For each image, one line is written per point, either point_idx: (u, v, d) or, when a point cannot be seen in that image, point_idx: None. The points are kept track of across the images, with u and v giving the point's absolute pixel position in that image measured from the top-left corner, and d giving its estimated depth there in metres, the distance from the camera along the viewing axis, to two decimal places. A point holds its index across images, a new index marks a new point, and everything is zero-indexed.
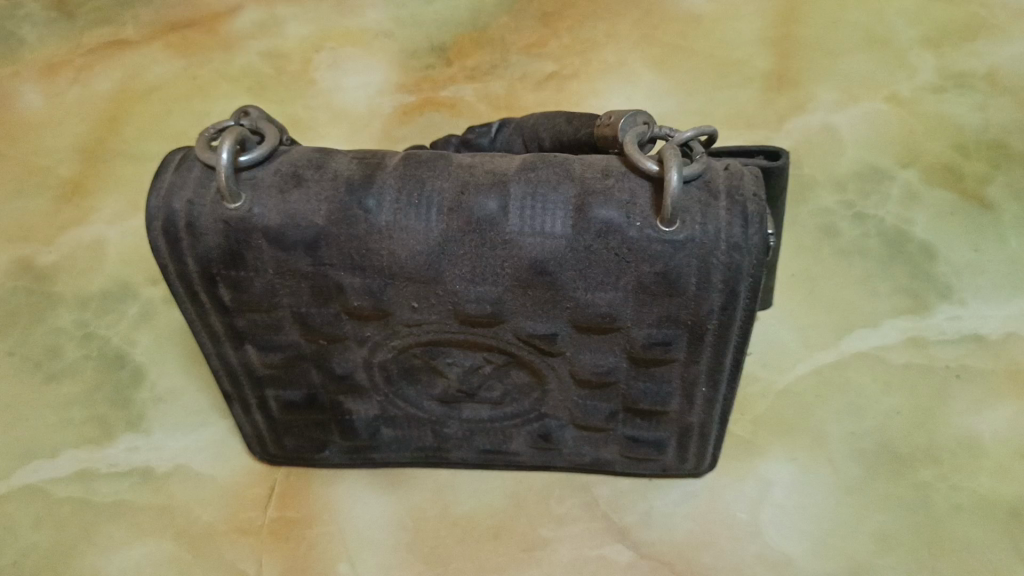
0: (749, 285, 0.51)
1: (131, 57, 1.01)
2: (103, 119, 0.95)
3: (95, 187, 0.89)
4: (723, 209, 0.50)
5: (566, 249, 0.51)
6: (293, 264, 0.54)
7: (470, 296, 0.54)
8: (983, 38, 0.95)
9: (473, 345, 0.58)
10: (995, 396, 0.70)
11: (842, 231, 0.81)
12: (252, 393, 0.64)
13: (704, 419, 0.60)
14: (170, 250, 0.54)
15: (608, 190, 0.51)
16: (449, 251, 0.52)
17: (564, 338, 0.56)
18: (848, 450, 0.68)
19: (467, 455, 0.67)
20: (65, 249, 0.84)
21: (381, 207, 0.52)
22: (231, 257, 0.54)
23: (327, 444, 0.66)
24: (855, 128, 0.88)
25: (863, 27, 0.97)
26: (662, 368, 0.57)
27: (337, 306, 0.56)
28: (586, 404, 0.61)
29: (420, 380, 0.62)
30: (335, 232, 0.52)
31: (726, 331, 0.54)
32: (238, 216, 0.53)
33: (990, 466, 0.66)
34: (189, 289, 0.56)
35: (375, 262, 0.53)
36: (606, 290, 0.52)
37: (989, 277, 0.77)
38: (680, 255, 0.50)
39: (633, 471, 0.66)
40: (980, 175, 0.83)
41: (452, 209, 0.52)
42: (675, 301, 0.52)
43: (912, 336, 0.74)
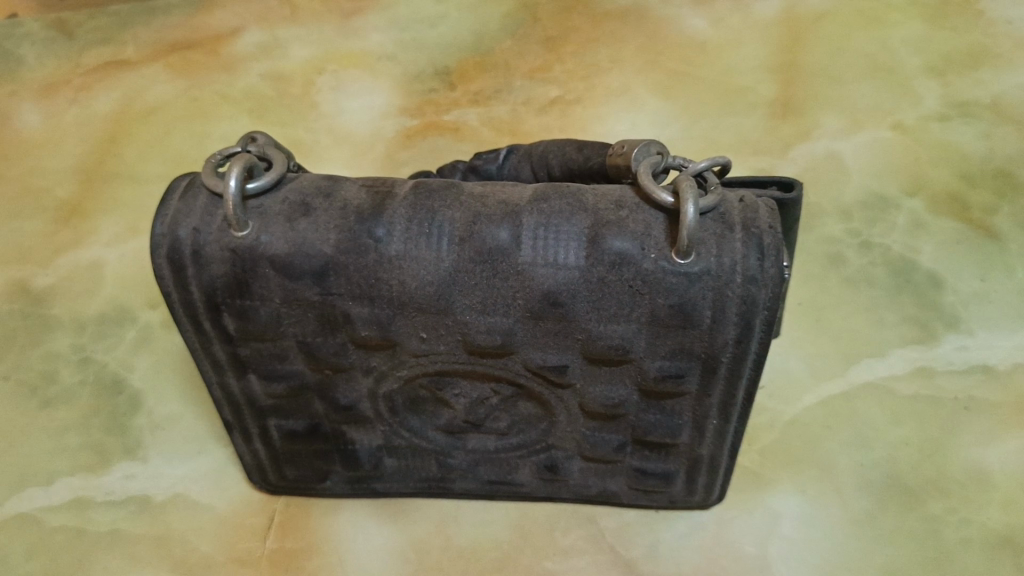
0: (765, 320, 0.51)
1: (132, 77, 1.00)
2: (102, 139, 0.94)
3: (93, 208, 0.88)
4: (740, 242, 0.50)
5: (579, 281, 0.51)
6: (300, 293, 0.53)
7: (480, 327, 0.53)
8: (986, 67, 0.95)
9: (481, 376, 0.57)
10: (1004, 427, 0.69)
11: (848, 260, 0.80)
12: (254, 423, 0.62)
13: (715, 453, 0.60)
14: (175, 278, 0.53)
15: (621, 221, 0.50)
16: (460, 282, 0.51)
17: (574, 370, 0.55)
18: (856, 481, 0.67)
19: (472, 487, 0.65)
20: (63, 271, 0.83)
21: (391, 237, 0.52)
22: (236, 286, 0.53)
23: (329, 474, 0.65)
24: (861, 156, 0.88)
25: (867, 55, 0.97)
26: (672, 401, 0.56)
27: (345, 336, 0.55)
28: (595, 437, 0.60)
29: (426, 411, 0.61)
30: (344, 261, 0.52)
31: (741, 365, 0.53)
32: (245, 244, 0.52)
33: (1001, 498, 0.65)
34: (192, 318, 0.55)
35: (385, 291, 0.52)
36: (618, 323, 0.52)
37: (996, 306, 0.76)
38: (695, 287, 0.50)
39: (640, 503, 0.65)
40: (986, 204, 0.83)
41: (463, 239, 0.51)
42: (689, 333, 0.51)
43: (919, 366, 0.73)
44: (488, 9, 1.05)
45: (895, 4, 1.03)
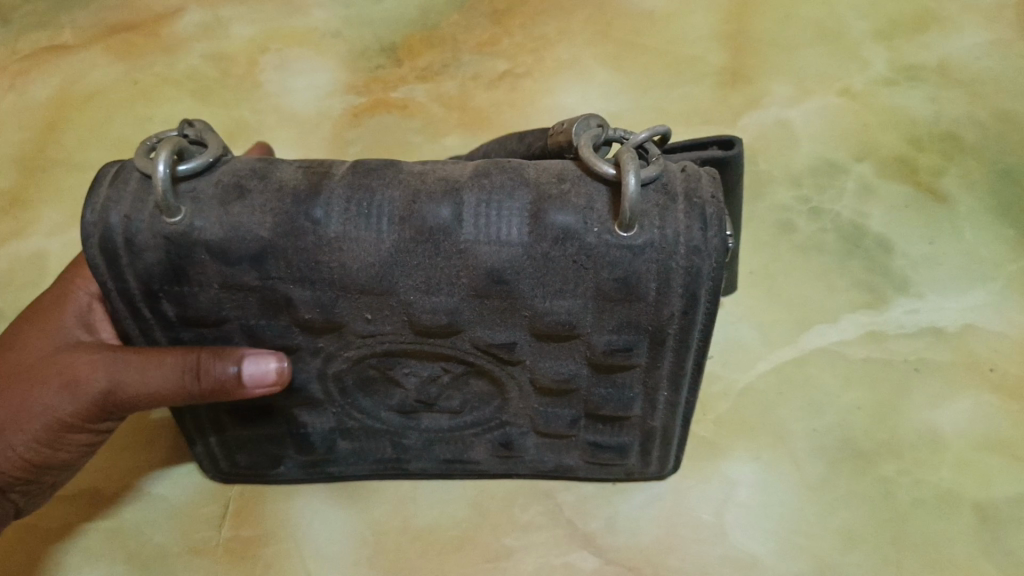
0: (708, 294, 0.51)
1: (70, 60, 0.96)
2: (42, 126, 0.90)
3: (35, 198, 0.85)
4: (682, 216, 0.49)
5: (519, 260, 0.50)
6: (238, 279, 0.52)
7: (425, 307, 0.52)
8: (934, 30, 0.95)
9: (430, 355, 0.57)
10: (955, 389, 0.70)
11: (799, 227, 0.80)
12: (200, 413, 0.61)
13: (668, 425, 0.60)
14: (110, 267, 0.52)
15: (562, 197, 0.50)
16: (402, 262, 0.51)
17: (519, 348, 0.55)
18: (811, 447, 0.68)
19: (428, 466, 0.65)
20: (3, 263, 0.81)
21: (328, 220, 0.51)
22: (173, 273, 0.52)
23: (282, 459, 0.64)
24: (809, 121, 0.88)
25: (815, 21, 0.97)
26: (623, 374, 0.56)
27: (288, 319, 0.54)
28: (548, 413, 0.60)
29: (378, 392, 0.60)
30: (280, 245, 0.51)
31: (686, 337, 0.53)
32: (179, 231, 0.51)
33: (953, 459, 0.67)
34: (130, 306, 0.54)
35: (326, 275, 0.51)
36: (561, 299, 0.51)
37: (945, 268, 0.77)
38: (638, 260, 0.49)
39: (598, 477, 0.65)
40: (934, 167, 0.84)
41: (402, 220, 0.50)
42: (634, 305, 0.51)
43: (870, 331, 0.74)
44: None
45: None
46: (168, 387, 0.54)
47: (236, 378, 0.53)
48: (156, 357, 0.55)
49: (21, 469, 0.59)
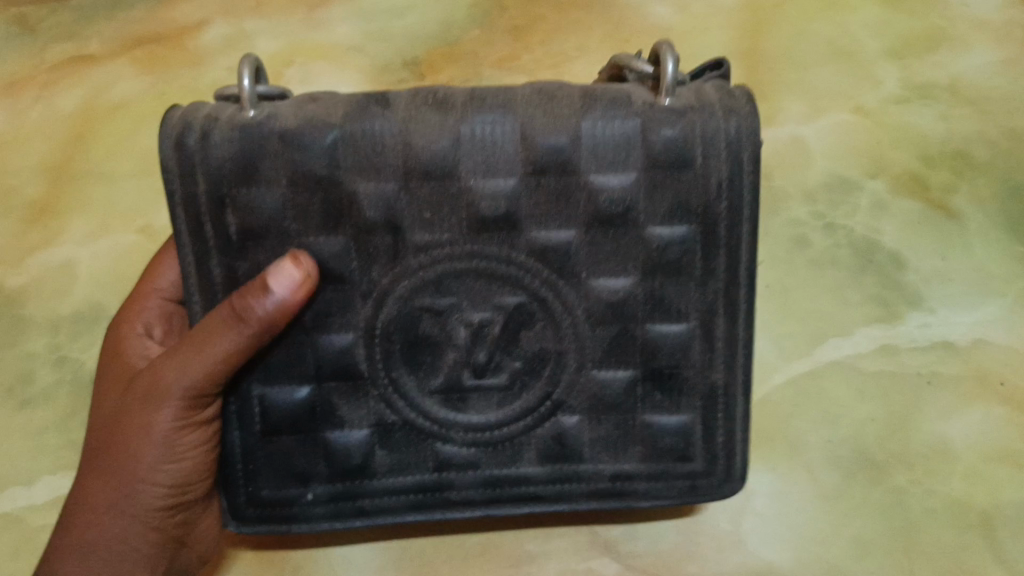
0: (750, 166, 0.58)
1: (96, 73, 0.92)
2: (69, 136, 0.89)
3: (62, 207, 0.86)
4: (717, 102, 0.59)
5: (572, 142, 0.58)
6: (313, 172, 0.58)
7: (486, 193, 0.58)
8: (945, 49, 0.90)
9: (485, 288, 0.60)
10: (967, 402, 0.74)
11: (814, 242, 0.81)
12: (232, 400, 0.62)
13: (725, 381, 0.62)
14: (182, 173, 0.58)
15: (593, 92, 0.60)
16: (466, 142, 0.58)
17: (576, 241, 0.59)
18: (827, 458, 0.73)
19: (472, 484, 0.63)
20: (34, 271, 0.84)
21: (395, 105, 0.59)
22: (243, 168, 0.58)
23: (311, 479, 0.63)
24: (822, 140, 0.85)
25: (827, 40, 0.91)
26: (677, 290, 0.61)
27: (348, 230, 0.59)
28: (604, 374, 0.62)
29: (424, 368, 0.61)
30: (353, 134, 0.58)
31: (731, 231, 0.59)
32: (255, 124, 0.58)
33: (962, 470, 0.72)
34: (194, 219, 0.59)
35: (392, 160, 0.58)
36: (616, 169, 0.58)
37: (956, 284, 0.79)
38: (683, 121, 0.58)
39: (656, 491, 0.64)
40: (946, 183, 0.84)
41: (463, 111, 0.58)
42: (680, 179, 0.58)
43: (884, 345, 0.76)
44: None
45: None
46: (235, 347, 0.57)
47: (279, 302, 0.56)
48: (205, 335, 0.58)
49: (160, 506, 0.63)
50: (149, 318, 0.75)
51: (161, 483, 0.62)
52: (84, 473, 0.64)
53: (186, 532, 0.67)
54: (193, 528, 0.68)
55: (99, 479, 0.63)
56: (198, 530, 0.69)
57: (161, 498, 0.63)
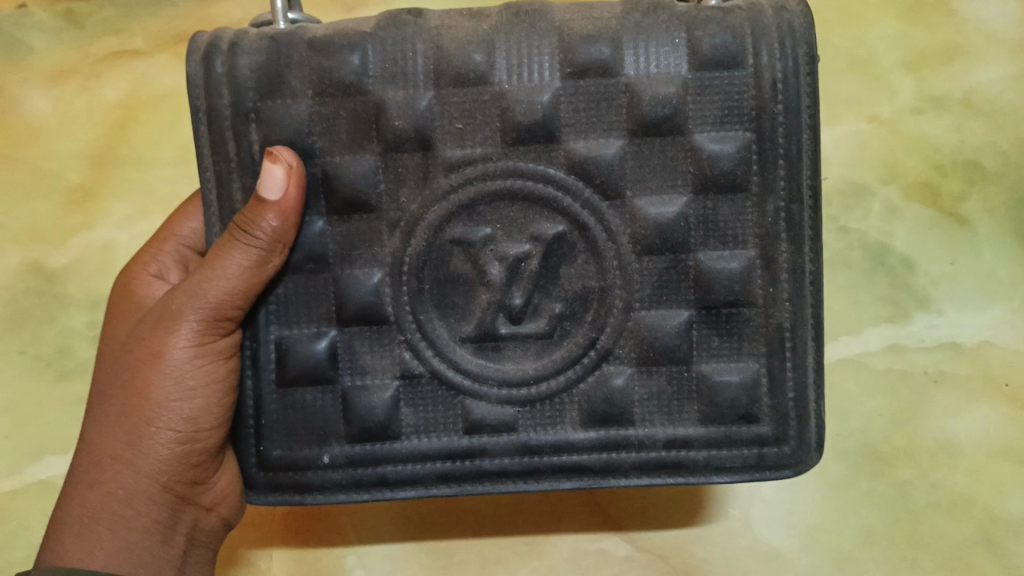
0: (806, 65, 0.61)
1: (139, 66, 0.94)
2: (113, 125, 0.92)
3: (103, 191, 0.91)
4: (770, 7, 0.62)
5: (614, 49, 0.61)
6: (345, 78, 0.62)
7: (521, 99, 0.61)
8: (958, 62, 0.88)
9: (522, 218, 0.63)
10: (972, 400, 0.79)
11: (826, 243, 0.84)
12: (249, 342, 0.65)
13: (791, 319, 0.63)
14: (207, 86, 0.62)
15: (630, 5, 0.63)
16: (501, 42, 0.62)
17: (617, 156, 0.62)
18: (835, 450, 0.79)
19: (507, 451, 0.65)
20: (76, 251, 0.90)
21: (428, 17, 0.63)
22: (271, 80, 0.62)
23: (327, 439, 0.65)
24: (838, 149, 0.87)
25: (848, 50, 0.89)
26: (733, 201, 0.62)
27: (379, 144, 0.62)
28: (655, 314, 0.63)
29: (457, 312, 0.64)
30: (386, 41, 0.62)
31: (790, 143, 0.62)
32: (287, 34, 0.63)
33: (967, 465, 0.78)
34: (214, 130, 0.63)
35: (414, 69, 0.62)
36: (661, 73, 0.61)
37: (964, 286, 0.82)
38: (731, 18, 0.62)
39: (714, 456, 0.64)
40: (957, 192, 0.85)
41: (499, 22, 0.62)
42: (733, 84, 0.61)
43: (893, 344, 0.81)
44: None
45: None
46: (246, 262, 0.61)
47: (280, 207, 0.60)
48: (215, 257, 0.61)
49: (176, 462, 0.64)
50: (164, 265, 0.78)
51: (171, 425, 0.63)
52: (93, 426, 0.64)
53: (196, 491, 0.66)
54: (206, 488, 0.67)
55: (109, 424, 0.63)
56: (213, 492, 0.67)
57: (171, 442, 0.63)
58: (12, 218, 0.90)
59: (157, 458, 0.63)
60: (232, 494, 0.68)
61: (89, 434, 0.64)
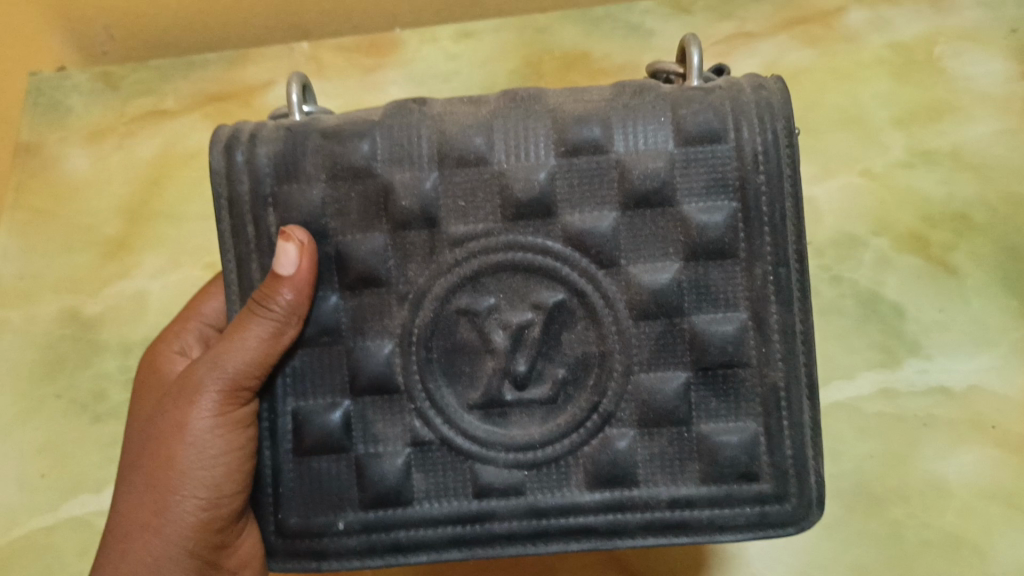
0: (785, 138, 0.64)
1: (172, 125, 1.00)
2: (146, 180, 0.98)
3: (137, 243, 0.96)
4: (748, 86, 0.66)
5: (605, 130, 0.64)
6: (354, 162, 0.66)
7: (518, 174, 0.65)
8: (947, 118, 0.94)
9: (522, 287, 0.65)
10: (962, 443, 0.83)
11: (821, 292, 0.89)
12: (266, 416, 0.67)
13: (785, 380, 0.65)
14: (227, 175, 0.67)
15: (619, 88, 0.67)
16: (498, 124, 0.65)
17: (611, 229, 0.64)
18: (830, 491, 0.83)
19: (514, 514, 0.66)
20: (111, 300, 0.95)
21: (432, 104, 0.68)
22: (287, 167, 0.66)
23: (343, 507, 0.67)
24: (833, 202, 0.91)
25: (840, 108, 0.94)
26: (723, 266, 0.64)
27: (388, 223, 0.65)
28: (654, 377, 0.65)
29: (463, 380, 0.66)
30: (392, 127, 0.66)
31: (774, 210, 0.64)
32: (301, 125, 0.68)
33: (958, 505, 0.81)
34: (234, 215, 0.67)
35: (419, 150, 0.66)
36: (649, 148, 0.64)
37: (953, 334, 0.86)
38: (712, 96, 0.65)
39: (717, 516, 0.65)
40: (946, 243, 0.89)
41: (497, 106, 0.66)
42: (717, 156, 0.64)
43: (884, 389, 0.85)
44: (431, 54, 1.01)
45: (869, 46, 0.97)
46: (262, 334, 0.64)
47: (293, 280, 0.63)
48: (234, 332, 0.64)
49: (200, 525, 0.67)
50: (187, 341, 0.83)
51: (194, 494, 0.67)
52: (122, 499, 0.68)
53: (222, 555, 0.69)
54: (232, 551, 0.69)
55: (138, 496, 0.67)
56: (239, 554, 0.70)
57: (195, 510, 0.67)
58: (51, 268, 0.96)
59: (182, 526, 0.66)
60: (257, 555, 0.70)
61: (120, 506, 0.67)
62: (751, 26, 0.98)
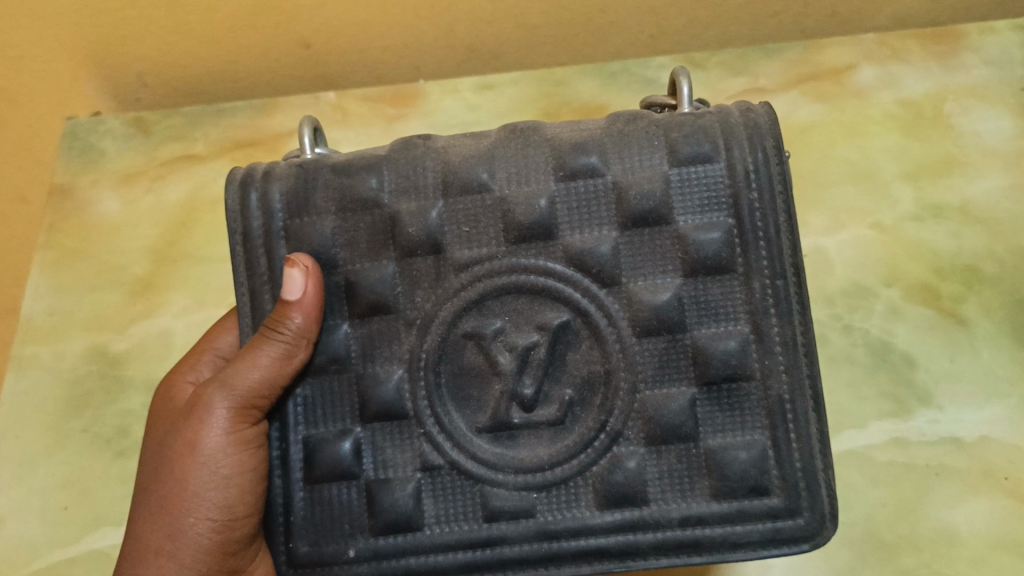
0: (775, 156, 0.67)
1: (201, 170, 1.04)
2: (174, 223, 1.02)
3: (164, 283, 0.99)
4: (736, 110, 0.69)
5: (602, 158, 0.67)
6: (362, 194, 0.69)
7: (521, 197, 0.67)
8: (957, 172, 0.96)
9: (528, 308, 0.68)
10: (973, 493, 0.83)
11: (832, 341, 0.90)
12: (276, 446, 0.69)
13: (790, 391, 0.66)
14: (241, 210, 0.70)
15: (612, 119, 0.70)
16: (499, 153, 0.69)
17: (610, 254, 0.67)
18: (840, 538, 0.83)
19: (525, 538, 0.67)
20: (137, 337, 0.97)
21: (436, 139, 0.71)
22: (298, 202, 0.70)
23: (354, 535, 0.67)
24: (843, 253, 0.93)
25: (850, 162, 0.97)
26: (723, 283, 0.66)
27: (395, 251, 0.68)
28: (659, 394, 0.66)
29: (471, 404, 0.68)
30: (398, 160, 0.70)
31: (768, 224, 0.66)
32: (311, 161, 0.71)
33: (969, 555, 0.81)
34: (247, 249, 0.70)
35: (425, 179, 0.69)
36: (643, 170, 0.67)
37: (964, 385, 0.87)
38: (702, 119, 0.68)
39: (729, 532, 0.66)
40: (956, 295, 0.91)
41: (498, 139, 0.70)
42: (710, 176, 0.67)
43: (895, 438, 0.86)
44: (453, 104, 1.05)
45: (879, 103, 1.00)
46: (272, 356, 0.66)
47: (300, 302, 0.65)
48: (245, 357, 0.66)
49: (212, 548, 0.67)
50: (202, 371, 0.84)
51: (207, 515, 0.67)
52: (134, 526, 0.68)
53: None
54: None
55: (151, 521, 0.67)
56: None
57: (208, 531, 0.67)
58: (81, 306, 0.99)
59: (197, 547, 0.67)
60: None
61: (133, 533, 0.68)
62: (764, 81, 1.01)
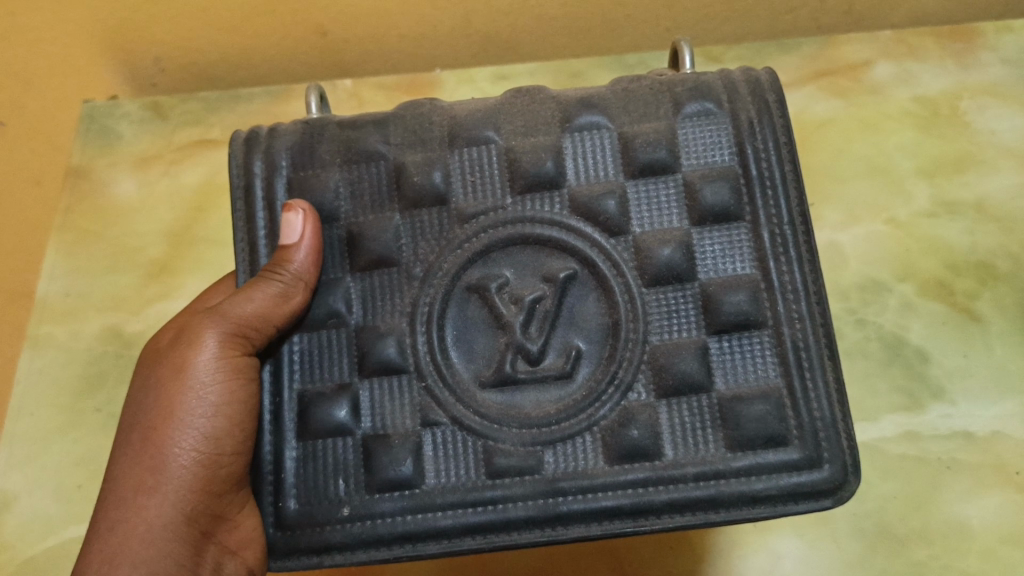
0: (777, 109, 0.70)
1: (217, 154, 1.04)
2: (191, 207, 1.02)
3: (179, 266, 1.00)
4: (738, 71, 0.73)
5: (605, 117, 0.70)
6: (367, 147, 0.70)
7: (527, 147, 0.69)
8: (973, 169, 0.96)
9: (535, 258, 0.69)
10: (984, 488, 0.83)
11: (845, 334, 0.90)
12: (271, 400, 0.68)
13: (803, 338, 0.67)
14: (245, 162, 0.71)
15: (613, 83, 0.73)
16: (505, 108, 0.71)
17: (617, 206, 0.68)
18: (851, 528, 0.83)
19: (530, 496, 0.65)
20: (151, 319, 0.98)
21: (441, 102, 0.74)
22: (304, 155, 0.71)
23: (348, 493, 0.66)
24: (857, 248, 0.93)
25: (866, 158, 0.97)
26: (730, 230, 0.68)
27: (400, 203, 0.69)
28: (669, 342, 0.67)
29: (477, 358, 0.68)
30: (406, 117, 0.72)
31: (773, 170, 0.69)
32: (317, 119, 0.73)
33: (978, 548, 0.81)
34: (248, 203, 0.71)
35: (432, 131, 0.71)
36: (648, 122, 0.70)
37: (977, 380, 0.87)
38: (706, 76, 0.72)
39: (746, 481, 0.65)
40: (970, 290, 0.91)
41: (502, 99, 0.72)
42: (717, 128, 0.70)
43: (907, 431, 0.86)
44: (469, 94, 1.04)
45: (896, 100, 1.00)
46: (266, 293, 0.66)
47: (297, 245, 0.67)
48: (241, 294, 0.67)
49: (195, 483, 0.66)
50: None
51: (192, 447, 0.66)
52: (115, 465, 0.67)
53: (221, 530, 0.67)
54: (233, 526, 0.67)
55: (133, 459, 0.67)
56: (239, 532, 0.67)
57: (190, 465, 0.66)
58: (95, 288, 0.99)
59: (179, 482, 0.66)
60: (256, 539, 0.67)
61: (114, 472, 0.67)
62: (781, 75, 1.02)
